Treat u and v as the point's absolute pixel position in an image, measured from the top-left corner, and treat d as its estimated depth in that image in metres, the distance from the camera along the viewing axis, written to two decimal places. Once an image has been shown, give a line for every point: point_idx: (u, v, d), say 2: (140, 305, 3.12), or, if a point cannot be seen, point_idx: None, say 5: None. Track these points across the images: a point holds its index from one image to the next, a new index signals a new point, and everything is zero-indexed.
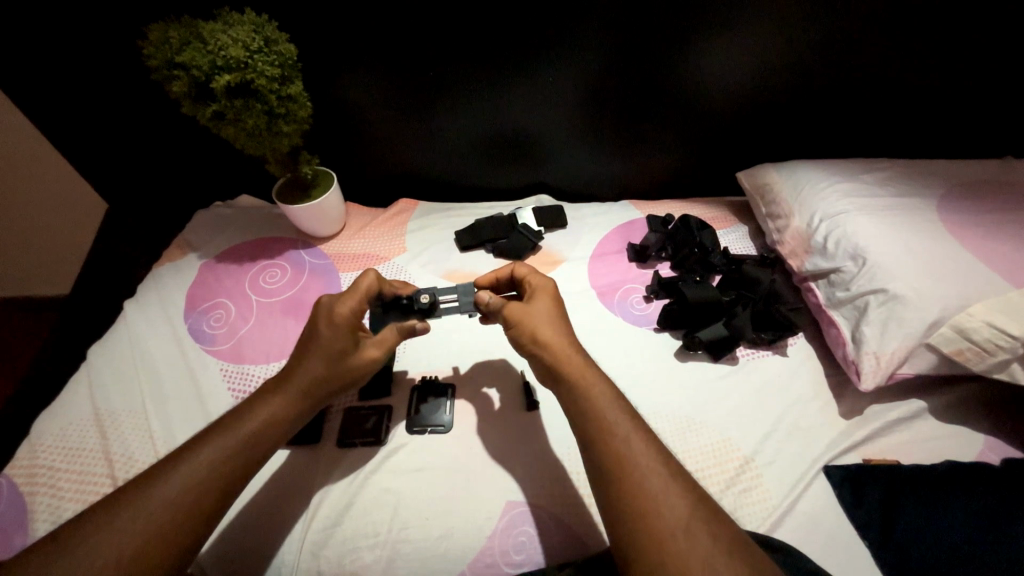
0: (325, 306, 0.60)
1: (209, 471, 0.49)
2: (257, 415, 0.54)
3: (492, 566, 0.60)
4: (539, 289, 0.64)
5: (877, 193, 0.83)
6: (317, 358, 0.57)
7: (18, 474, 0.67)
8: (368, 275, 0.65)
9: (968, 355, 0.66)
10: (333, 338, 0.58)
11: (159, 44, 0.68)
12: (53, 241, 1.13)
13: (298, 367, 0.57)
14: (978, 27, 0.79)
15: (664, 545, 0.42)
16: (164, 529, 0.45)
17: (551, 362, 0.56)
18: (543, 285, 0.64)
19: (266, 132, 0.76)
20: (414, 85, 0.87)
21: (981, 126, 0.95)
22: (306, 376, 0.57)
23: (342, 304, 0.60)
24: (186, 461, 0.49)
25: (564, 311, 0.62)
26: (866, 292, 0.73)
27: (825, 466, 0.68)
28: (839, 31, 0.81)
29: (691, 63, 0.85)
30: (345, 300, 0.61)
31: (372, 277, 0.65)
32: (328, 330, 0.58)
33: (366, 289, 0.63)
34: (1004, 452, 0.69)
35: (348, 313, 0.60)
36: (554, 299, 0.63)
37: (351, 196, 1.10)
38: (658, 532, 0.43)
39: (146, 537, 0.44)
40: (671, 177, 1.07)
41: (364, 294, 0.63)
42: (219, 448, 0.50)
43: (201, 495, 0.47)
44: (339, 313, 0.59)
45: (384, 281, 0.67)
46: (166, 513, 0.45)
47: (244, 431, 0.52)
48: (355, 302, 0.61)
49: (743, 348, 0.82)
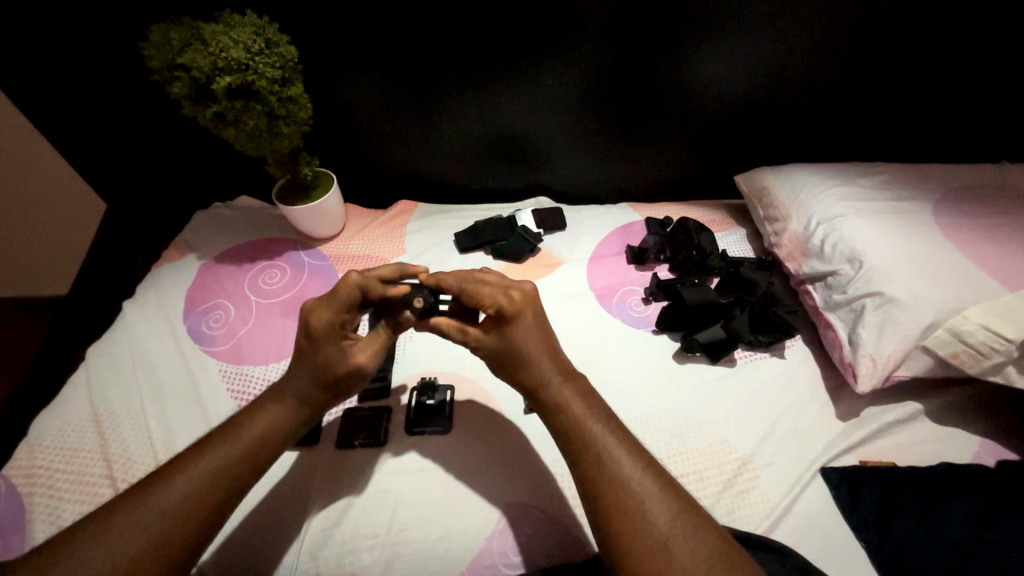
0: (303, 318, 0.57)
1: (209, 478, 0.49)
2: (257, 422, 0.54)
3: (491, 567, 0.61)
4: (518, 305, 0.55)
5: (873, 197, 0.84)
6: (304, 371, 0.56)
7: (16, 475, 0.67)
8: (347, 279, 0.58)
9: (963, 357, 0.67)
10: (315, 351, 0.56)
11: (160, 45, 0.68)
12: (52, 241, 1.13)
13: (288, 378, 0.57)
14: (973, 32, 0.80)
15: (654, 557, 0.43)
16: (157, 535, 0.45)
17: (532, 383, 0.54)
18: (522, 301, 0.55)
19: (267, 133, 0.76)
20: (413, 87, 0.87)
21: (978, 131, 0.96)
22: (297, 387, 0.56)
23: (316, 315, 0.56)
24: (181, 468, 0.49)
25: (545, 320, 0.56)
26: (862, 294, 0.73)
27: (822, 468, 0.69)
28: (835, 35, 0.81)
29: (690, 67, 0.85)
30: (321, 311, 0.57)
31: (353, 281, 0.58)
32: (309, 346, 0.56)
33: (343, 297, 0.57)
34: (1000, 454, 0.70)
35: (324, 327, 0.56)
36: (535, 308, 0.55)
37: (351, 197, 1.10)
38: (648, 545, 0.43)
39: (140, 543, 0.44)
40: (670, 180, 1.07)
41: (343, 303, 0.57)
42: (212, 457, 0.50)
43: (193, 502, 0.47)
44: (314, 327, 0.56)
45: (368, 282, 0.59)
46: (160, 520, 0.46)
47: (245, 438, 0.53)
48: (333, 311, 0.57)
49: (741, 350, 0.82)
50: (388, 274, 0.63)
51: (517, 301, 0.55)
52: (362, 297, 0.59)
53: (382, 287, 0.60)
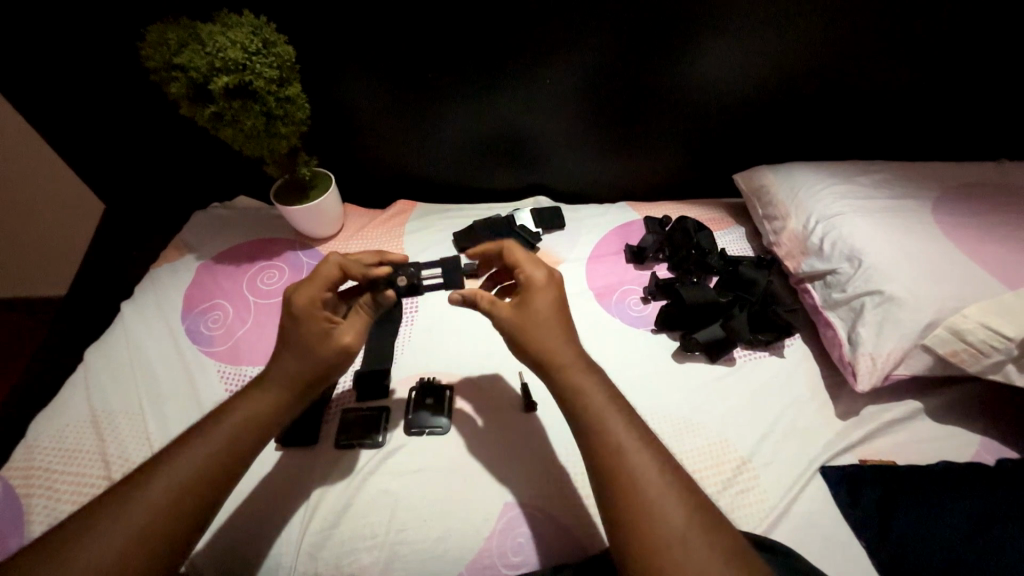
0: (286, 299, 0.58)
1: (197, 471, 0.49)
2: (243, 411, 0.54)
3: (490, 567, 0.60)
4: (539, 288, 0.58)
5: (873, 195, 0.83)
6: (292, 354, 0.56)
7: (14, 476, 0.67)
8: (327, 260, 0.60)
9: (963, 356, 0.67)
10: (297, 330, 0.57)
11: (158, 46, 0.68)
12: (49, 242, 1.13)
13: (276, 361, 0.57)
14: (973, 29, 0.80)
15: (672, 552, 0.42)
16: (145, 529, 0.45)
17: (545, 361, 0.55)
18: (545, 284, 0.59)
19: (264, 133, 0.76)
20: (412, 86, 0.87)
21: (978, 129, 0.96)
22: (284, 370, 0.56)
23: (300, 294, 0.57)
24: (168, 461, 0.49)
25: (566, 308, 0.58)
26: (861, 293, 0.73)
27: (822, 467, 0.68)
28: (834, 33, 0.81)
29: (690, 65, 0.85)
30: (303, 291, 0.58)
31: (332, 261, 0.61)
32: (293, 326, 0.57)
33: (324, 275, 0.59)
34: (1000, 453, 0.70)
35: (304, 305, 0.57)
36: (556, 294, 0.59)
37: (349, 196, 1.10)
38: (664, 540, 0.43)
39: (129, 539, 0.44)
40: (669, 179, 1.07)
41: (323, 281, 0.59)
42: (199, 448, 0.50)
43: (182, 495, 0.47)
44: (297, 307, 0.57)
45: (347, 261, 0.62)
46: (148, 514, 0.45)
47: (228, 426, 0.52)
48: (314, 290, 0.58)
49: (740, 349, 0.82)
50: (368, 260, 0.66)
51: (538, 282, 0.59)
52: (339, 274, 0.61)
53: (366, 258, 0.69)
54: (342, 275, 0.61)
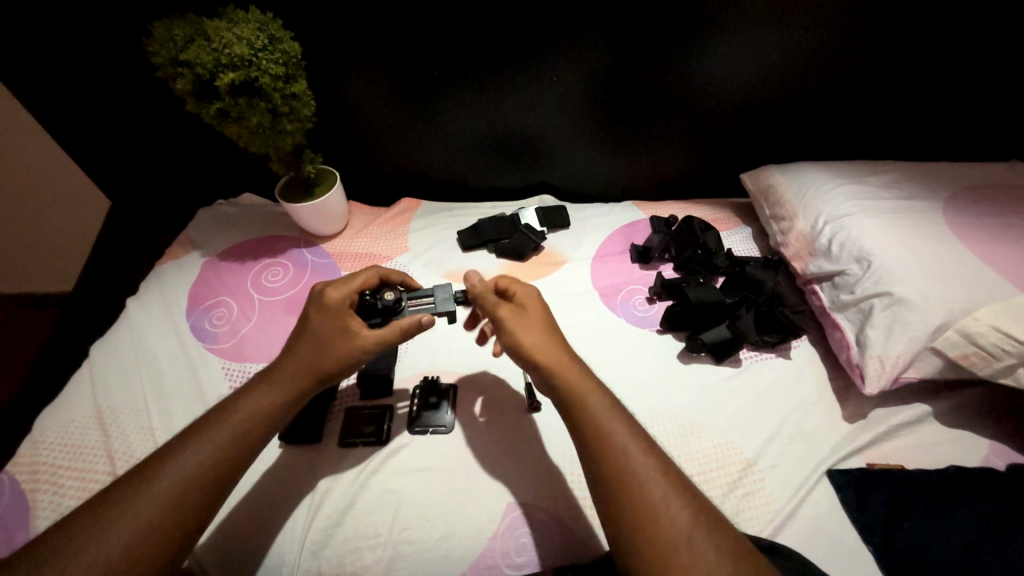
0: (320, 291, 0.61)
1: (198, 467, 0.48)
2: (245, 405, 0.54)
3: (493, 567, 0.60)
4: (523, 295, 0.62)
5: (882, 195, 0.82)
6: (307, 344, 0.58)
7: (20, 471, 0.67)
8: (369, 268, 0.66)
9: (974, 359, 0.66)
10: (323, 321, 0.59)
11: (164, 41, 0.68)
12: (56, 237, 1.13)
13: (290, 354, 0.57)
14: (985, 28, 0.79)
15: (677, 551, 0.42)
16: (148, 528, 0.44)
17: (542, 362, 0.55)
18: (527, 291, 0.62)
19: (270, 130, 0.76)
20: (419, 85, 0.87)
21: (988, 130, 0.95)
22: (294, 363, 0.57)
23: (334, 290, 0.61)
24: (171, 459, 0.48)
25: (550, 313, 0.60)
26: (870, 295, 0.73)
27: (828, 470, 0.68)
28: (845, 30, 0.80)
29: (698, 64, 0.85)
30: (337, 286, 0.62)
31: (372, 271, 0.66)
32: (320, 315, 0.59)
33: (363, 279, 0.64)
34: (1009, 458, 0.69)
35: (336, 300, 0.60)
36: (539, 303, 0.61)
37: (353, 195, 1.10)
38: (668, 542, 0.43)
39: (131, 536, 0.44)
40: (675, 178, 1.06)
41: (359, 282, 0.63)
42: (204, 444, 0.50)
43: (185, 492, 0.47)
44: (332, 300, 0.60)
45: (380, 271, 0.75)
46: (150, 513, 0.45)
47: (231, 423, 0.52)
48: (346, 291, 0.62)
49: (747, 350, 0.81)
50: (373, 279, 0.66)
51: (527, 294, 0.62)
52: (379, 284, 0.67)
53: (400, 276, 0.69)
54: (382, 285, 0.67)
